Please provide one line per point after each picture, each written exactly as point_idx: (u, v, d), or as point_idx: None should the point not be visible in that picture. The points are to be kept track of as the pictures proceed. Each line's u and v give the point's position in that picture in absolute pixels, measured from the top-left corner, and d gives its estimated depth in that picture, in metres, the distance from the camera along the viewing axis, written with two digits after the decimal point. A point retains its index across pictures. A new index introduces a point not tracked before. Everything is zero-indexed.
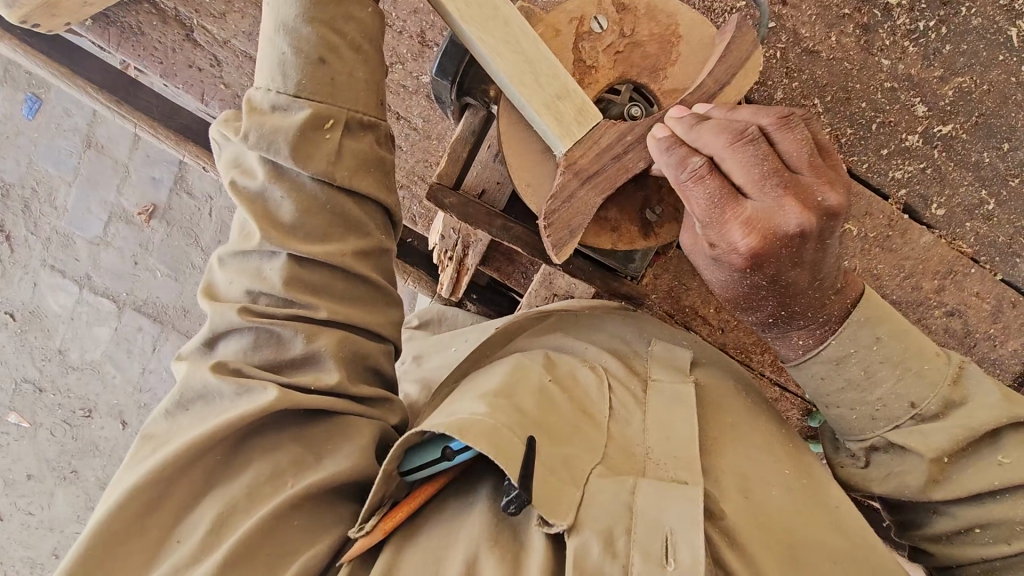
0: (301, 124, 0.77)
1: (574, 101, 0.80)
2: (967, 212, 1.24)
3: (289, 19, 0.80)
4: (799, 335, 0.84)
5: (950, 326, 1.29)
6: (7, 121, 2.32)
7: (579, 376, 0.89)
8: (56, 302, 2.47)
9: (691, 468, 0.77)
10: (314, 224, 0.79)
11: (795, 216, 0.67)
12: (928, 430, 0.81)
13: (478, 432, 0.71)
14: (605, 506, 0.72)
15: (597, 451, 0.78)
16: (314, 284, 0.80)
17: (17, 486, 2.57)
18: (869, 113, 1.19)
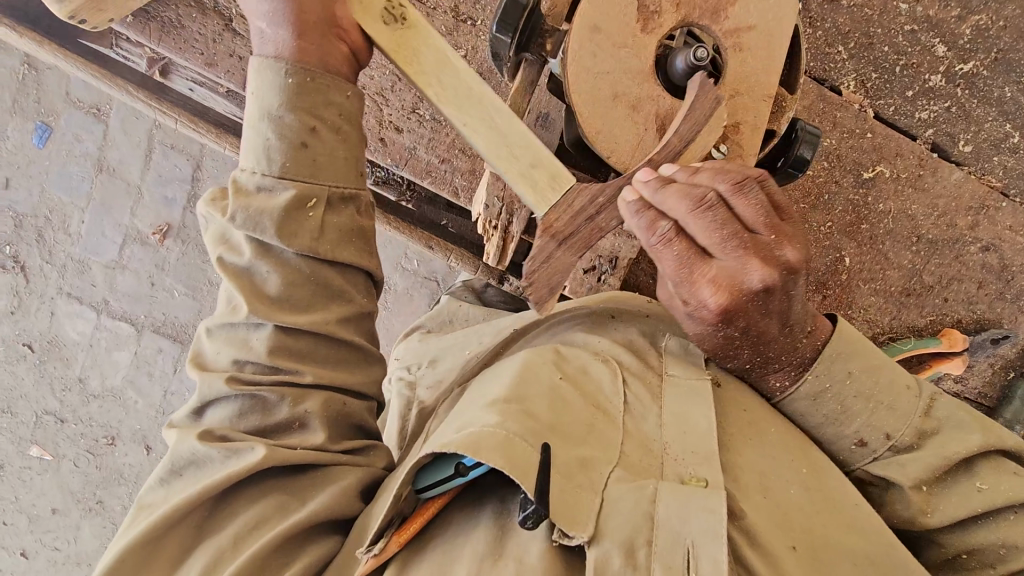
0: (285, 205, 0.73)
1: (548, 169, 0.78)
2: (994, 146, 1.28)
3: (274, 108, 0.74)
4: (776, 376, 0.79)
5: (986, 261, 1.32)
6: (16, 152, 2.31)
7: (591, 370, 0.80)
8: (74, 330, 2.45)
9: (711, 464, 0.71)
10: (296, 298, 0.76)
11: (756, 276, 0.63)
12: (906, 460, 0.77)
13: (493, 447, 0.65)
14: (621, 517, 0.66)
15: (614, 452, 0.72)
16: (303, 352, 0.78)
17: (43, 521, 2.54)
18: (892, 57, 1.23)
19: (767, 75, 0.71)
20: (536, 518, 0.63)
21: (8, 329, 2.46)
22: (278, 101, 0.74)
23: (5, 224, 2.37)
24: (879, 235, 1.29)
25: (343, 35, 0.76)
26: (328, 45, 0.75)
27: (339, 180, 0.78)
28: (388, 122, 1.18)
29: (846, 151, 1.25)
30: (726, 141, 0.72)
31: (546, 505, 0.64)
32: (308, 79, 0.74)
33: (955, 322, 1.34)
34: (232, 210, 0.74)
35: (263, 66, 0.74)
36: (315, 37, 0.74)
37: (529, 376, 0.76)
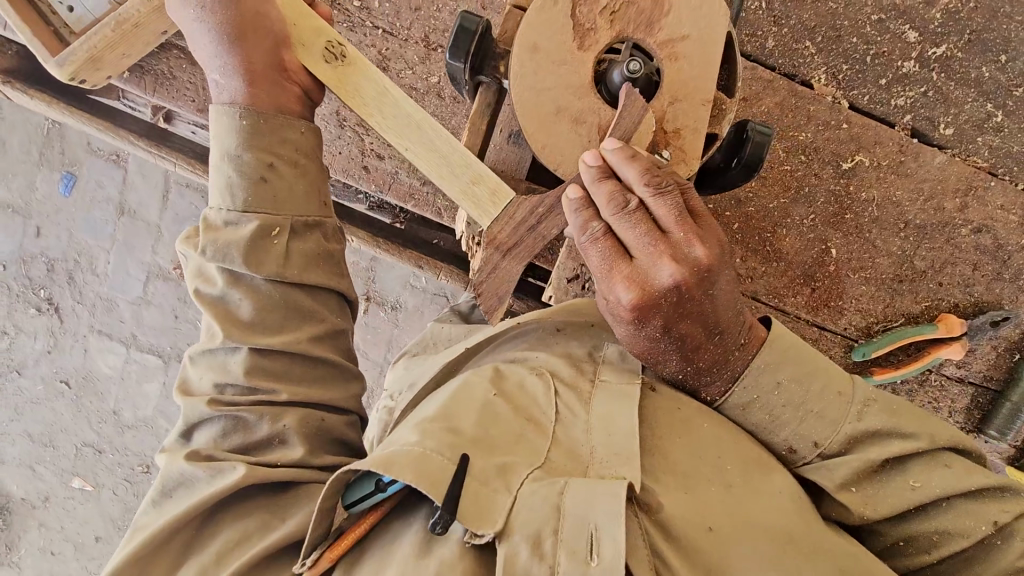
0: (249, 235, 0.81)
1: (488, 184, 0.85)
2: (978, 127, 1.27)
3: (232, 149, 0.82)
4: (707, 383, 0.86)
5: (980, 243, 1.30)
6: (46, 201, 2.46)
7: (527, 385, 0.92)
8: (106, 365, 2.58)
9: (630, 463, 0.80)
10: (270, 319, 0.84)
11: (667, 270, 0.71)
12: (835, 465, 0.84)
13: (404, 461, 0.78)
14: (533, 510, 0.77)
15: (538, 456, 0.83)
16: (281, 369, 0.86)
17: (87, 549, 2.67)
18: (861, 47, 1.24)
19: (705, 81, 0.73)
20: (444, 523, 0.76)
21: (47, 368, 2.60)
22: (236, 142, 0.82)
23: (39, 269, 2.52)
24: (864, 224, 1.29)
25: (292, 78, 0.86)
26: (280, 90, 0.85)
27: (300, 209, 0.86)
28: (370, 151, 1.24)
29: (822, 143, 1.26)
30: (667, 147, 0.75)
31: (450, 511, 0.76)
32: (261, 121, 0.82)
33: (952, 306, 1.32)
34: (203, 245, 0.83)
35: (219, 118, 0.83)
36: (265, 83, 0.84)
37: (461, 395, 0.89)
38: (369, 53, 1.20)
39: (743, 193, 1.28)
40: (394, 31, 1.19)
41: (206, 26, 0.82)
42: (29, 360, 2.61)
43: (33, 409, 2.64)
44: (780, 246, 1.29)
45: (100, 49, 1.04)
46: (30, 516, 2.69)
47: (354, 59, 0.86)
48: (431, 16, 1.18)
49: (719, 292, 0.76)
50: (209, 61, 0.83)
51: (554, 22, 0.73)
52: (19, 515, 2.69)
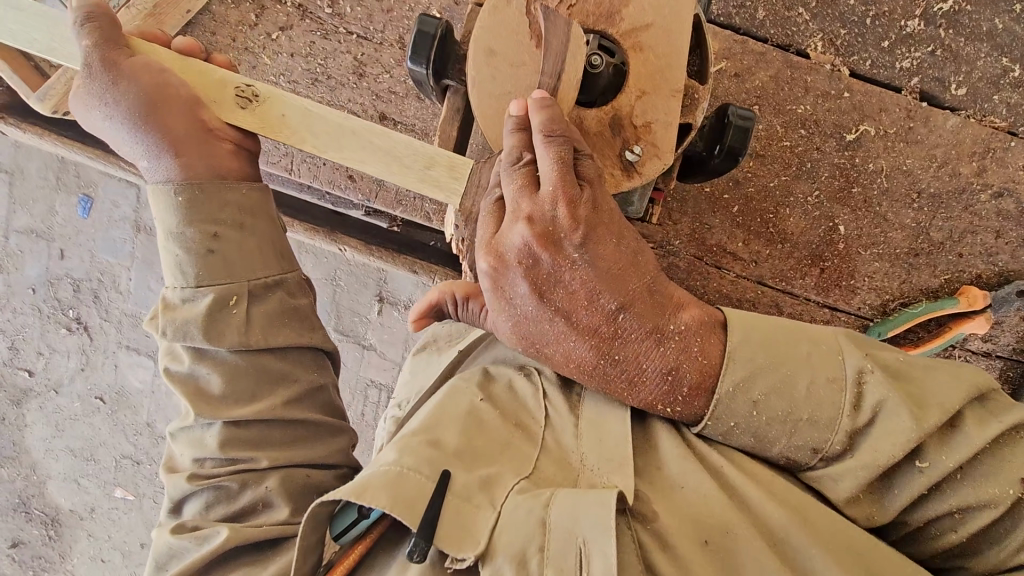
0: (207, 309, 0.83)
1: (445, 162, 0.86)
2: (992, 84, 1.18)
3: (173, 226, 0.83)
4: (664, 403, 0.75)
5: (1002, 207, 1.22)
6: (66, 225, 2.53)
7: (518, 389, 0.90)
8: (137, 379, 2.66)
9: (622, 471, 0.76)
10: (238, 389, 0.86)
11: (516, 230, 0.73)
12: (837, 474, 0.73)
13: (378, 486, 0.75)
14: (517, 527, 0.73)
15: (526, 466, 0.81)
16: (253, 437, 0.87)
17: (134, 555, 2.80)
18: (859, 9, 1.16)
19: (672, 69, 0.74)
20: (421, 551, 0.73)
21: (82, 385, 2.71)
22: (176, 218, 0.83)
23: (66, 291, 2.60)
24: (873, 197, 1.22)
25: (220, 134, 0.87)
26: (211, 148, 0.86)
27: (255, 271, 0.87)
28: None
29: (823, 115, 1.19)
30: (639, 143, 0.76)
31: (426, 538, 0.73)
32: (197, 191, 0.83)
33: (975, 277, 1.24)
34: (165, 326, 0.85)
35: (157, 197, 0.84)
36: (193, 149, 0.84)
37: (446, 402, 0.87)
38: (344, 60, 1.17)
39: (742, 174, 1.22)
40: (368, 34, 1.17)
41: (113, 120, 0.83)
42: (64, 379, 2.71)
43: (73, 425, 2.75)
44: (785, 227, 1.23)
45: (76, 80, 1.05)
46: (79, 526, 2.83)
47: (269, 95, 0.88)
48: (404, 17, 1.16)
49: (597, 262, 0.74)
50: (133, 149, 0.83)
51: (507, 26, 0.76)
52: (69, 525, 2.83)
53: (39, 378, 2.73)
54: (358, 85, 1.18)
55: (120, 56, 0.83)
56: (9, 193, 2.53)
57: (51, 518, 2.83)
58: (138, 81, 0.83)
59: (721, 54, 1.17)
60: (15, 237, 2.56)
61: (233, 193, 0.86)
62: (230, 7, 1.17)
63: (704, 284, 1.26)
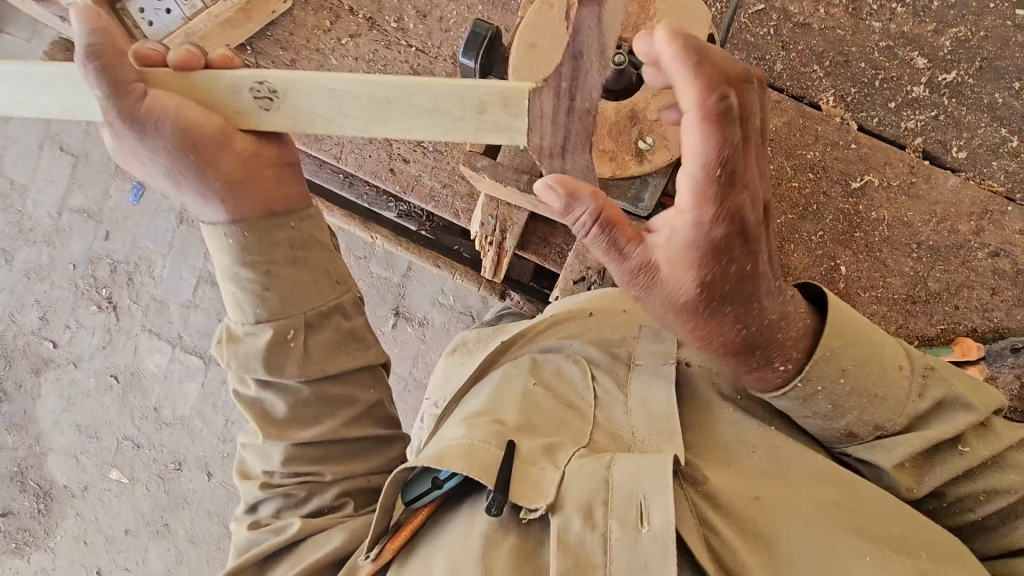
0: (267, 345, 0.95)
1: (500, 100, 0.83)
2: (992, 151, 1.27)
3: (233, 269, 0.94)
4: (786, 356, 0.91)
5: (998, 267, 1.28)
6: (117, 208, 2.72)
7: (565, 373, 1.14)
8: (153, 363, 2.75)
9: (670, 441, 0.99)
10: (299, 381, 1.00)
11: (688, 226, 0.75)
12: (838, 398, 0.94)
13: (457, 451, 0.97)
14: (583, 484, 0.93)
15: (581, 439, 1.04)
16: (315, 416, 1.02)
17: (116, 542, 2.82)
18: (870, 72, 1.28)
19: None
20: (499, 504, 0.92)
21: (100, 362, 2.81)
22: (233, 261, 0.94)
23: (104, 269, 2.75)
24: (874, 243, 1.30)
25: (259, 164, 0.94)
26: (252, 181, 0.93)
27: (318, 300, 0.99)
28: (397, 156, 1.34)
29: (830, 162, 1.29)
30: None
31: (503, 493, 0.93)
32: (241, 230, 0.93)
33: (970, 330, 1.29)
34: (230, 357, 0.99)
35: (212, 238, 0.94)
36: (239, 189, 0.92)
37: (507, 388, 1.12)
38: (402, 68, 1.32)
39: None
40: (426, 49, 1.32)
41: (156, 165, 0.91)
42: (85, 354, 2.82)
43: (84, 400, 2.84)
44: (789, 262, 1.30)
45: None
46: (69, 504, 2.85)
47: (280, 89, 0.91)
48: (460, 37, 1.31)
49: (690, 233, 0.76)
50: (185, 196, 0.92)
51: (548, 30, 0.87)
52: (59, 502, 2.85)
53: (62, 351, 2.84)
54: None
55: (137, 106, 0.88)
56: (71, 172, 2.74)
57: (43, 492, 2.86)
58: (179, 138, 0.89)
59: None
60: (67, 215, 2.76)
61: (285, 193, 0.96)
62: (309, 13, 1.33)
63: None
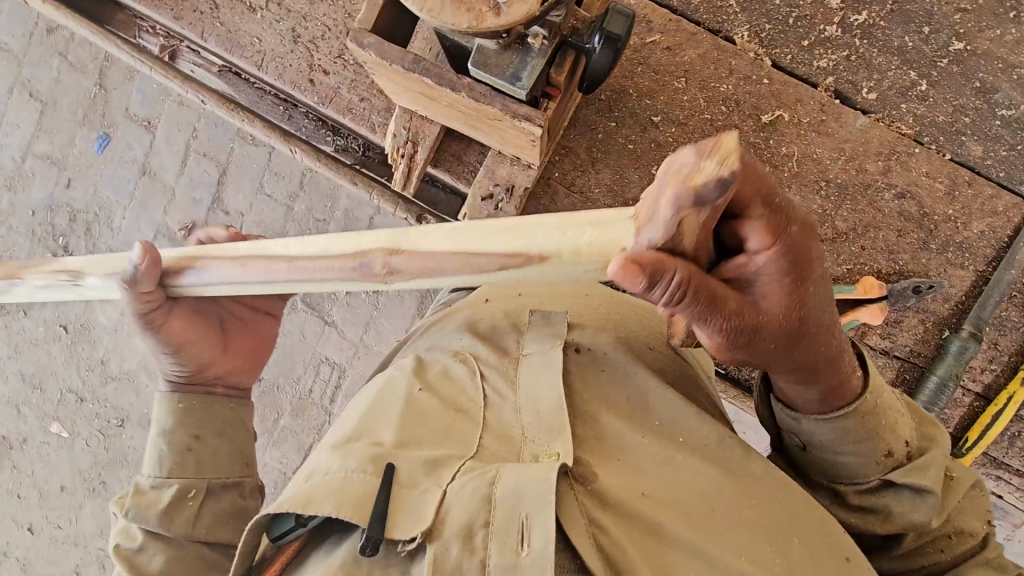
0: (172, 498, 1.18)
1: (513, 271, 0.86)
2: (901, 93, 1.29)
3: (169, 430, 1.23)
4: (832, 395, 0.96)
5: (905, 209, 1.28)
6: (81, 157, 2.91)
7: (454, 371, 1.13)
8: (104, 316, 2.93)
9: (560, 438, 0.99)
10: (180, 487, 1.19)
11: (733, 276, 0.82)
12: (866, 437, 0.98)
13: (327, 493, 0.97)
14: (462, 507, 0.93)
15: (469, 448, 1.02)
16: (188, 518, 1.17)
17: (52, 498, 3.02)
18: (784, 9, 1.30)
19: None
20: (372, 545, 0.93)
21: (51, 311, 2.97)
22: (170, 426, 1.23)
23: (64, 218, 2.94)
24: (783, 179, 1.30)
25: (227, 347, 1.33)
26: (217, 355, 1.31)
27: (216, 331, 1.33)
28: (317, 67, 1.35)
29: (744, 96, 1.30)
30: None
31: (377, 532, 0.93)
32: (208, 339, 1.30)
33: (875, 272, 1.29)
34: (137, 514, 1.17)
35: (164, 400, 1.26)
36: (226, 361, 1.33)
37: (388, 397, 1.11)
38: None
39: (662, 138, 1.31)
40: None
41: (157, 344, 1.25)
42: (36, 302, 2.97)
43: (31, 349, 2.99)
44: None
45: None
46: (6, 456, 3.03)
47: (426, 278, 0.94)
48: None
49: (781, 283, 0.74)
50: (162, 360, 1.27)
51: None
52: None
53: (14, 297, 2.98)
54: (335, 4, 1.35)
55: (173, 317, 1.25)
56: (38, 120, 2.92)
57: None
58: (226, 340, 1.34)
59: (656, 28, 1.31)
60: (32, 160, 2.95)
61: (228, 410, 1.29)
62: None
63: None
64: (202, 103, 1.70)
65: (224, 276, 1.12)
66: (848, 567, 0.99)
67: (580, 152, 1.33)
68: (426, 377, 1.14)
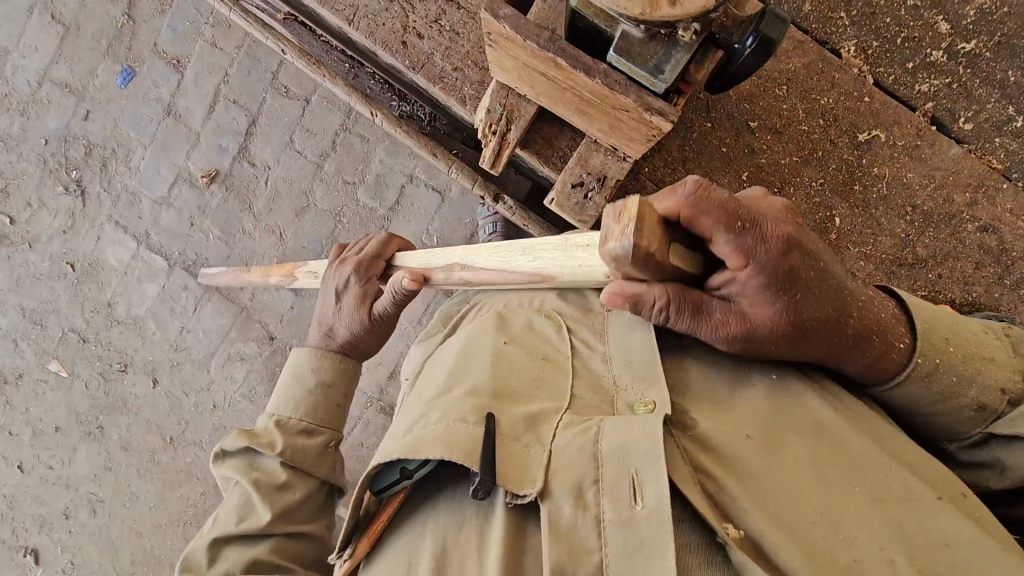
0: (279, 476, 1.29)
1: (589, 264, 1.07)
2: (996, 127, 1.29)
3: (291, 414, 1.39)
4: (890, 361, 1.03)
5: (984, 243, 1.30)
6: (102, 90, 2.78)
7: (539, 326, 1.24)
8: (114, 257, 2.85)
9: (655, 389, 1.03)
10: (288, 469, 1.31)
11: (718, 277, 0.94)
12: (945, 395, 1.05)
13: (434, 439, 1.00)
14: (571, 461, 0.95)
15: (562, 402, 1.08)
16: (285, 501, 1.27)
17: (45, 437, 2.95)
18: (893, 28, 1.28)
19: None
20: (483, 489, 0.94)
21: (58, 247, 2.86)
22: (295, 412, 1.39)
23: (79, 151, 2.81)
24: (871, 199, 1.30)
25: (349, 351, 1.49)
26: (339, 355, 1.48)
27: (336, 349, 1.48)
28: (412, 29, 1.29)
29: (842, 112, 1.29)
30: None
31: (486, 478, 0.94)
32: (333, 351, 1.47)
33: (949, 301, 1.30)
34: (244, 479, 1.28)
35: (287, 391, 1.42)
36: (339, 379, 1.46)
37: (475, 348, 1.19)
38: None
39: (757, 144, 1.30)
40: None
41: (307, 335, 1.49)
42: (43, 236, 2.86)
43: (33, 284, 2.88)
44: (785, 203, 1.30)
45: None
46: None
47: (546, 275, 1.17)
48: None
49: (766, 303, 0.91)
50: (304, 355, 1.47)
51: None
52: None
53: (19, 228, 2.86)
54: None
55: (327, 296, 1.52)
56: (58, 45, 2.77)
57: None
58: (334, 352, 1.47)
59: None
60: (48, 87, 2.79)
61: (331, 410, 1.43)
62: None
63: None
64: (279, 51, 1.60)
65: (462, 254, 1.31)
66: (966, 501, 0.99)
67: (672, 148, 1.32)
68: (509, 332, 1.23)
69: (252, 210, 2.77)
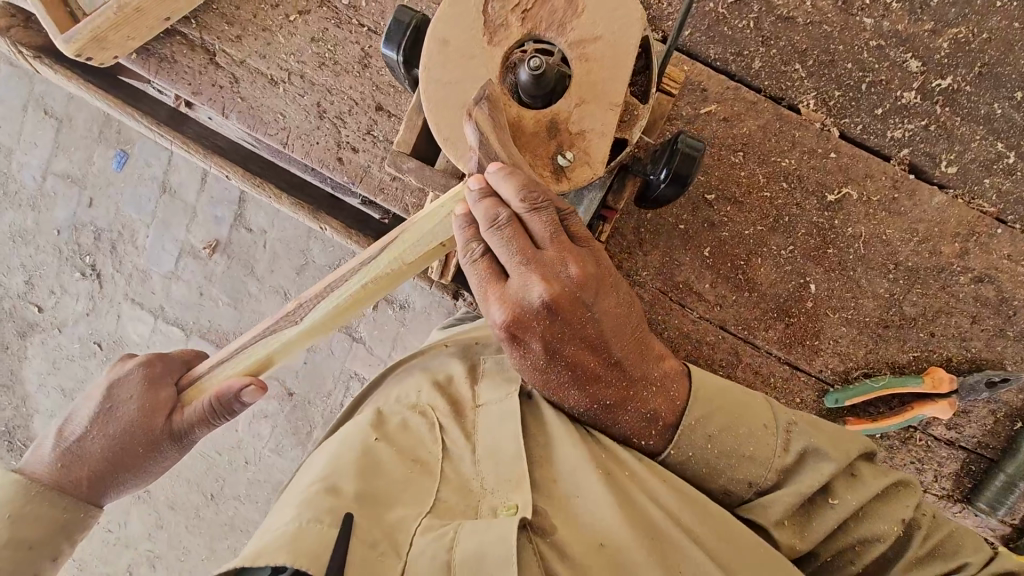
0: None
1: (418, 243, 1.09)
2: (985, 168, 1.34)
3: None
4: (649, 430, 1.08)
5: (982, 293, 1.36)
6: (100, 175, 2.87)
7: (411, 425, 1.16)
8: (135, 332, 2.95)
9: (517, 492, 1.02)
10: None
11: (536, 291, 0.95)
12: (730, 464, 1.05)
13: (280, 543, 0.94)
14: (425, 567, 0.95)
15: (425, 504, 1.04)
16: None
17: None
18: (856, 75, 1.35)
19: (610, 88, 1.00)
20: None
21: (85, 328, 3.00)
22: None
23: (88, 237, 2.92)
24: (848, 261, 1.38)
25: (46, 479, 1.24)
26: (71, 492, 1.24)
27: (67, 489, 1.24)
28: (346, 145, 1.39)
29: (806, 172, 1.37)
30: (571, 149, 1.01)
31: None
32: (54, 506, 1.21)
33: (944, 360, 1.38)
34: None
35: None
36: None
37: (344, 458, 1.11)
38: (353, 49, 1.39)
39: (717, 218, 1.40)
40: (378, 30, 1.38)
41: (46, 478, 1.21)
42: (69, 320, 3.01)
43: (68, 364, 3.04)
44: (755, 275, 1.41)
45: (103, 31, 1.28)
46: None
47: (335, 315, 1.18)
48: None
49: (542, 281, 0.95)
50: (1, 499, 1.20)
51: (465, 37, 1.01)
52: None
53: (47, 315, 3.02)
54: (362, 75, 1.39)
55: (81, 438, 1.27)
56: (56, 137, 2.88)
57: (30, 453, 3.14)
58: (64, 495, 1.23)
59: (714, 98, 1.37)
60: (53, 179, 2.91)
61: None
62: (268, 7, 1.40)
63: (666, 317, 1.44)
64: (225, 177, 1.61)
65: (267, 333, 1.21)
66: None
67: (628, 236, 1.42)
68: (385, 429, 1.16)
69: (257, 272, 2.78)
